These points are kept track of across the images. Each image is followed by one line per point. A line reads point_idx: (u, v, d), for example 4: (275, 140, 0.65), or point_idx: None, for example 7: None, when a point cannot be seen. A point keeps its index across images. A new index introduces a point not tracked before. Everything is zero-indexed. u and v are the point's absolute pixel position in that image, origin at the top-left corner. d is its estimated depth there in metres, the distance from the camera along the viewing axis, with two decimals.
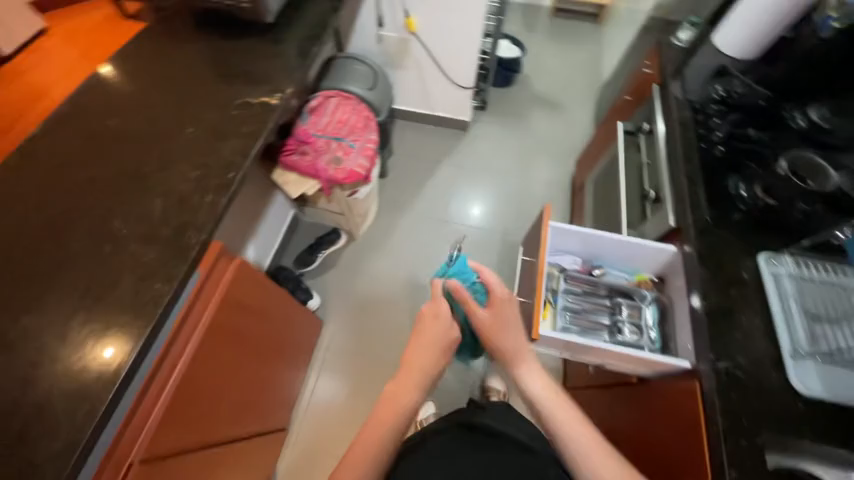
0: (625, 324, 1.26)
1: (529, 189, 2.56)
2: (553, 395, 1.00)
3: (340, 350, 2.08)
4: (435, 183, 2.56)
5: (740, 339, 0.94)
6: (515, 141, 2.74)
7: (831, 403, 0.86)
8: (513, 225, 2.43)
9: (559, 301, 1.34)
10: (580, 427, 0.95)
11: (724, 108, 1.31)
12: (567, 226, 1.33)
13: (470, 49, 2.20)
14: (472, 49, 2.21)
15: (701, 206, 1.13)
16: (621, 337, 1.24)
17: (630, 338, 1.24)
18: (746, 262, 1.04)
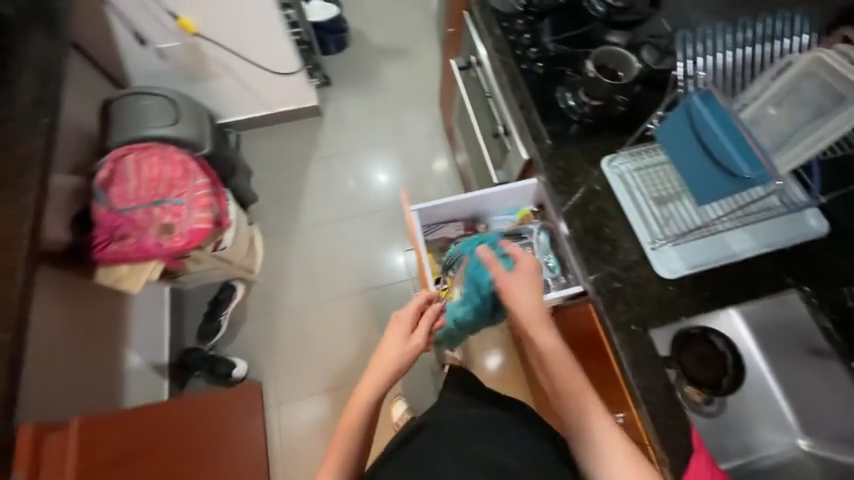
0: None
1: (408, 151, 2.42)
2: (567, 368, 0.88)
3: (290, 382, 1.95)
4: (313, 186, 2.34)
5: (609, 250, 0.98)
6: (375, 106, 2.54)
7: (692, 275, 0.94)
8: (407, 193, 2.32)
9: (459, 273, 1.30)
10: (580, 390, 0.86)
11: (532, 19, 1.24)
12: (433, 200, 1.26)
13: (272, 29, 1.89)
14: (275, 29, 1.90)
15: (541, 132, 1.11)
16: None
17: None
18: (593, 173, 1.06)
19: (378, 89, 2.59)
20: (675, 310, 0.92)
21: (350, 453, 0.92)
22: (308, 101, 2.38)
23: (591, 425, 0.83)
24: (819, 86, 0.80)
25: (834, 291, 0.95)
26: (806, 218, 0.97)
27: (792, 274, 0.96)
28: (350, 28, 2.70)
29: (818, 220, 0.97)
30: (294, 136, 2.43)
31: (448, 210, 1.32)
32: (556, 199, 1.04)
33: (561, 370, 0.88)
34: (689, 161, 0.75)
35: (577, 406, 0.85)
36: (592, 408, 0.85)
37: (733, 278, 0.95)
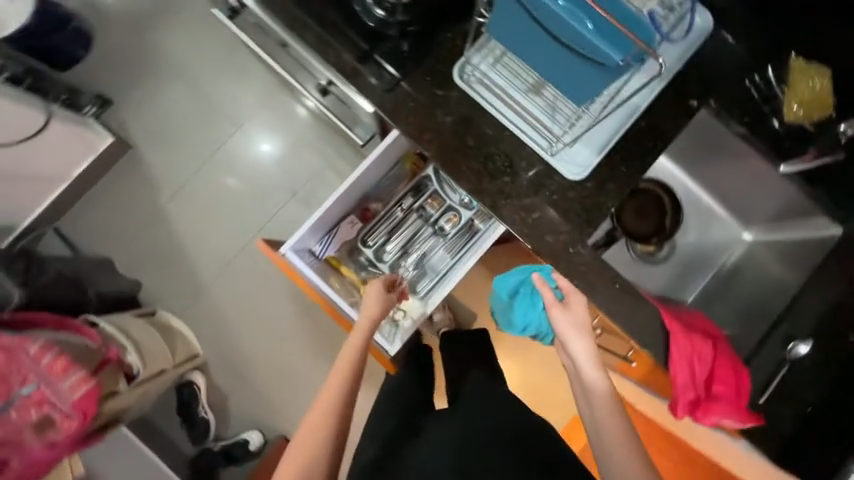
0: (441, 220, 1.13)
1: (257, 129, 1.93)
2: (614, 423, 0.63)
3: (300, 415, 1.86)
4: (187, 232, 1.92)
5: (510, 180, 0.80)
6: (185, 99, 1.95)
7: (603, 158, 0.81)
8: (289, 177, 1.91)
9: (385, 267, 1.12)
10: (624, 452, 0.61)
11: None
12: (306, 222, 0.99)
13: None
14: None
15: (364, 75, 0.82)
16: (450, 235, 1.12)
17: (455, 226, 1.12)
18: (451, 95, 0.82)
19: (171, 74, 1.95)
20: (601, 205, 0.81)
21: (328, 433, 0.71)
22: (101, 142, 1.83)
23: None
24: None
25: (735, 89, 0.85)
26: (688, 24, 0.82)
27: (694, 94, 0.84)
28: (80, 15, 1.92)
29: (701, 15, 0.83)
30: (125, 191, 1.94)
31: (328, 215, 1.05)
32: (426, 151, 0.81)
33: (604, 417, 0.64)
34: (544, 55, 0.66)
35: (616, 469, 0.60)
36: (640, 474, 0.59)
37: (641, 135, 0.82)
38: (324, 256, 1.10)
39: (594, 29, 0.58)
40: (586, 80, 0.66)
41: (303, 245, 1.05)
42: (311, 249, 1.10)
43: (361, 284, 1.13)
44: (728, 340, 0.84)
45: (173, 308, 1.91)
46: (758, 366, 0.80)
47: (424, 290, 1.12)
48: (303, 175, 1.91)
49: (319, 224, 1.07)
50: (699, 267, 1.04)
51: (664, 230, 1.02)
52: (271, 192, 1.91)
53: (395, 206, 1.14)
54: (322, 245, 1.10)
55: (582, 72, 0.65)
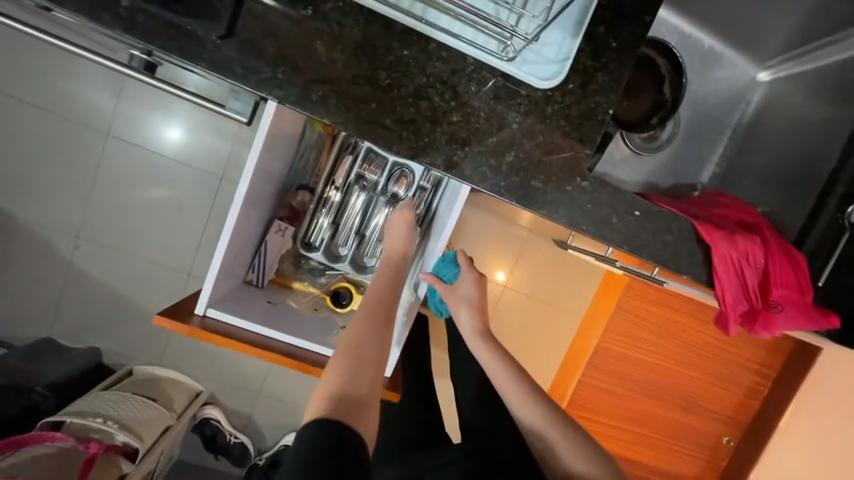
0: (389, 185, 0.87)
1: (130, 130, 1.49)
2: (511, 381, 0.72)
3: None
4: (117, 279, 1.61)
5: (459, 118, 0.54)
6: (15, 122, 1.46)
7: (576, 38, 0.54)
8: (199, 173, 1.53)
9: (345, 267, 0.88)
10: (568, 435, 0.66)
11: None
12: (214, 259, 0.72)
13: None
14: None
15: (176, 22, 0.49)
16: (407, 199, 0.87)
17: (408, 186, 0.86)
18: (325, 13, 0.51)
19: None
20: (594, 112, 0.56)
21: (371, 354, 0.61)
22: None
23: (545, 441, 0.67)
24: None
25: None
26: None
27: None
28: None
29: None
30: (19, 260, 1.57)
31: (243, 235, 0.78)
32: (326, 116, 0.52)
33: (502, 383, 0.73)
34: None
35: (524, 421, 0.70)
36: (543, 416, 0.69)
37: None
38: (264, 282, 0.86)
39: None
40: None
41: (228, 285, 0.80)
42: (245, 281, 0.85)
43: (326, 296, 0.90)
44: (770, 225, 0.69)
45: (149, 360, 1.69)
46: (815, 243, 0.65)
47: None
48: (215, 165, 1.53)
49: (238, 253, 0.80)
50: (711, 135, 0.85)
51: (664, 105, 0.81)
52: (191, 194, 1.55)
53: (326, 186, 0.87)
54: (257, 272, 0.85)
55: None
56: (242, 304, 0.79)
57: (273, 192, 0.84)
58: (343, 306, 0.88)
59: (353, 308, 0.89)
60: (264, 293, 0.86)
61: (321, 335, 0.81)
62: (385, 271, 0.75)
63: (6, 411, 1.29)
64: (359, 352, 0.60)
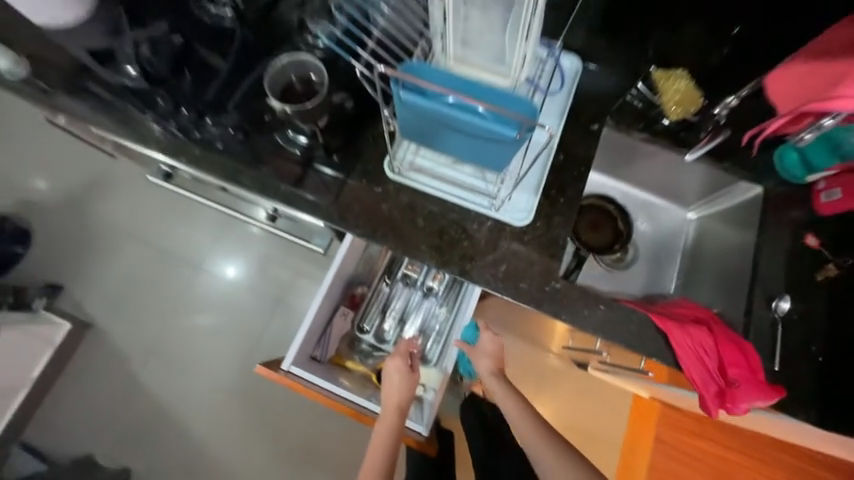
0: (427, 282, 1.09)
1: (215, 262, 1.92)
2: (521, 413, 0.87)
3: None
4: (171, 392, 1.80)
5: (470, 243, 0.84)
6: (135, 258, 1.92)
7: (539, 197, 0.87)
8: (262, 296, 1.88)
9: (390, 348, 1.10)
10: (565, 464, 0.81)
11: (168, 90, 0.90)
12: (299, 334, 0.98)
13: None
14: None
15: (300, 196, 0.86)
16: (440, 294, 1.09)
17: (442, 283, 1.08)
18: (389, 189, 0.87)
19: (116, 239, 1.92)
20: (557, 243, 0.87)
21: None
22: (55, 336, 1.73)
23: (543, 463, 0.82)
24: None
25: (621, 109, 0.94)
26: (555, 72, 0.87)
27: (594, 119, 0.93)
28: (9, 215, 1.90)
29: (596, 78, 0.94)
30: (92, 372, 1.80)
31: (315, 320, 1.01)
32: (385, 245, 0.85)
33: (513, 409, 0.88)
34: (449, 141, 0.68)
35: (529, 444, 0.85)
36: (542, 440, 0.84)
37: (565, 166, 0.90)
38: (326, 358, 1.07)
39: (482, 112, 0.59)
40: (498, 153, 0.67)
41: (304, 357, 1.01)
42: (312, 355, 1.06)
43: (372, 373, 1.10)
44: (719, 320, 0.87)
45: None
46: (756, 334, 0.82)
47: (435, 356, 1.08)
48: (276, 289, 1.89)
49: (313, 331, 1.02)
50: (665, 256, 1.12)
51: (621, 235, 1.10)
52: (252, 314, 1.87)
53: (380, 281, 1.11)
54: (322, 348, 1.07)
55: (491, 148, 0.66)
56: (313, 369, 1.00)
57: (341, 286, 1.08)
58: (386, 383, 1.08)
59: None
60: (328, 359, 1.08)
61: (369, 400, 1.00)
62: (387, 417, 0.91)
63: None
64: (379, 458, 0.87)
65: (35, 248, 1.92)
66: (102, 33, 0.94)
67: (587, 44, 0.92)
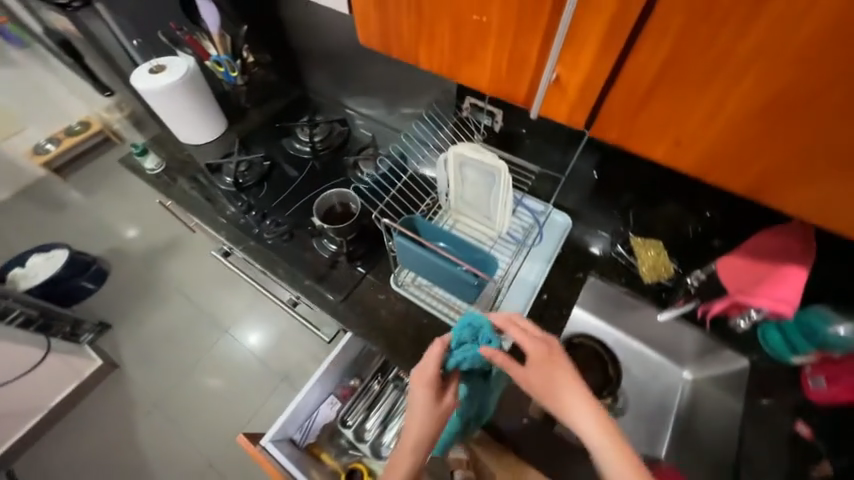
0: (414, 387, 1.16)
1: (240, 329, 2.10)
2: (590, 414, 0.55)
3: None
4: (156, 452, 1.82)
5: None
6: (177, 311, 2.16)
7: (518, 328, 0.96)
8: (270, 370, 1.98)
9: (367, 449, 1.11)
10: None
11: (248, 195, 1.22)
12: (286, 410, 1.04)
13: None
14: None
15: (317, 291, 1.03)
16: None
17: None
18: (390, 297, 1.02)
19: (169, 292, 2.21)
20: None
21: None
22: (86, 369, 1.90)
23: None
24: (476, 168, 0.80)
25: (606, 261, 1.07)
26: (541, 236, 1.03)
27: (579, 267, 1.07)
28: (98, 257, 2.30)
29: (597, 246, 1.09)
30: (97, 414, 1.88)
31: (304, 402, 1.08)
32: (375, 346, 0.96)
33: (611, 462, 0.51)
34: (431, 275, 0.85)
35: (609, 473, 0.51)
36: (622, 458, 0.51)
37: (548, 305, 1.00)
38: (304, 443, 1.08)
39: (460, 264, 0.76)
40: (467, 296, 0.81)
41: (284, 435, 1.04)
42: (291, 438, 1.08)
43: (341, 471, 1.06)
44: None
45: None
46: None
47: None
48: (284, 365, 1.99)
49: (299, 411, 1.08)
50: (655, 414, 1.10)
51: (610, 381, 1.07)
52: (255, 386, 1.95)
53: (373, 378, 1.19)
54: (302, 432, 1.10)
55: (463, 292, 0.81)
56: (287, 451, 1.01)
57: (336, 376, 1.15)
58: None
59: None
60: (304, 446, 1.09)
61: None
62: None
63: None
64: None
65: (105, 288, 2.25)
66: (221, 152, 1.33)
67: (576, 206, 1.12)
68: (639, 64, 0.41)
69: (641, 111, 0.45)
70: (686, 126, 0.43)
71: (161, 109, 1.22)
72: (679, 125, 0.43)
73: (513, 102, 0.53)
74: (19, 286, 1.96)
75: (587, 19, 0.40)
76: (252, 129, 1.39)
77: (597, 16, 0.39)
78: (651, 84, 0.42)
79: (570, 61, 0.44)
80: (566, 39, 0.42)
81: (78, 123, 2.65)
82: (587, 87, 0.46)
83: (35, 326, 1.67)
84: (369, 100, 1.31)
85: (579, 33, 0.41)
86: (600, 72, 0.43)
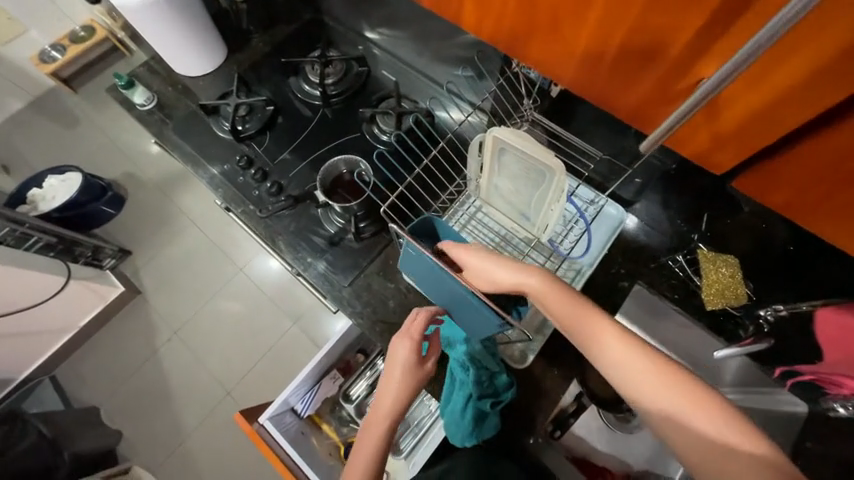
0: None
1: (255, 270, 2.08)
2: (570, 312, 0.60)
3: None
4: (177, 374, 1.95)
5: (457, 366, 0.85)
6: (192, 244, 2.15)
7: (538, 339, 0.85)
8: (282, 313, 2.01)
9: None
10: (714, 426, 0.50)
11: (249, 146, 1.07)
12: (288, 386, 0.99)
13: None
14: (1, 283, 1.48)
15: (320, 272, 0.92)
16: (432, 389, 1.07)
17: None
18: (399, 286, 0.90)
19: (185, 225, 2.18)
20: (542, 393, 0.86)
21: None
22: (109, 294, 1.97)
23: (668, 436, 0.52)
24: (518, 156, 0.61)
25: (657, 270, 0.90)
26: (586, 235, 0.84)
27: (624, 275, 0.90)
28: (114, 181, 2.24)
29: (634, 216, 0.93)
30: (125, 336, 2.02)
31: (307, 377, 1.03)
32: (379, 342, 0.87)
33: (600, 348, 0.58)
34: (439, 290, 0.75)
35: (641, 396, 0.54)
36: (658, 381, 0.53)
37: None
38: (305, 413, 1.08)
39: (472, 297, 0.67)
40: (474, 321, 0.73)
41: (285, 406, 1.02)
42: (292, 406, 1.07)
43: (341, 444, 1.09)
44: None
45: (147, 464, 1.83)
46: None
47: (407, 448, 1.06)
48: (296, 309, 2.01)
49: (300, 385, 1.03)
50: None
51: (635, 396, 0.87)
52: (268, 326, 1.99)
53: (377, 356, 1.14)
54: (304, 403, 1.07)
55: (471, 317, 0.73)
56: (286, 423, 1.01)
57: (340, 351, 1.10)
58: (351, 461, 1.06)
59: None
60: (305, 414, 1.08)
61: (330, 469, 0.99)
62: (381, 411, 0.70)
63: (39, 458, 1.44)
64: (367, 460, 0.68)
65: (123, 214, 2.24)
66: (220, 90, 1.14)
67: (634, 200, 0.91)
68: (843, 129, 0.36)
69: (811, 170, 0.41)
70: (848, 202, 0.40)
71: (146, 32, 1.02)
72: (846, 197, 0.40)
73: (625, 119, 0.48)
74: (40, 208, 1.96)
75: (778, 67, 0.35)
76: (255, 61, 1.16)
77: (797, 66, 0.34)
78: (842, 151, 0.37)
79: (727, 101, 0.40)
80: (737, 81, 0.37)
81: (83, 28, 2.34)
82: (741, 131, 0.42)
83: (52, 251, 1.68)
84: (398, 34, 1.04)
85: (757, 79, 0.37)
86: (765, 123, 0.39)
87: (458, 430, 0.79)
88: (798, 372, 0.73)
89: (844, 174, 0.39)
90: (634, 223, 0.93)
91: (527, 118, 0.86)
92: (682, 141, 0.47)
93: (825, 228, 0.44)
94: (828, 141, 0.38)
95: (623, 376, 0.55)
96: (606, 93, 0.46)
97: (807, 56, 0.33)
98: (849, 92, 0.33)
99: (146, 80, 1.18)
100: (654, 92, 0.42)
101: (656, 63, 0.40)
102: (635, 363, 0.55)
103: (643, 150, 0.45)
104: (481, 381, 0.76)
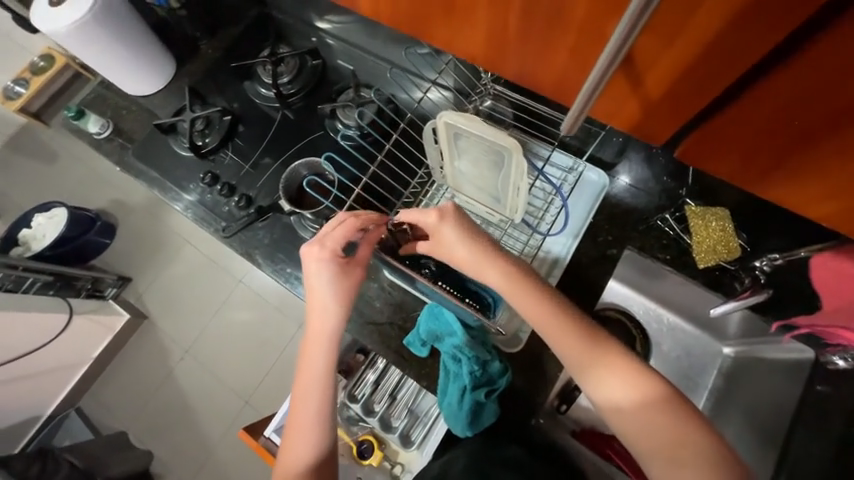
0: None
1: (254, 281, 2.08)
2: (536, 305, 0.61)
3: None
4: (195, 390, 2.00)
5: None
6: (189, 262, 2.15)
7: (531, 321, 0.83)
8: (287, 320, 2.01)
9: (375, 424, 1.09)
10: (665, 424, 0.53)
11: (212, 161, 1.03)
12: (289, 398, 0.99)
13: None
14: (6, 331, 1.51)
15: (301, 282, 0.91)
16: None
17: None
18: (383, 284, 0.88)
19: (180, 244, 2.18)
20: (540, 374, 0.84)
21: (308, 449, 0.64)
22: (116, 323, 2.00)
23: (645, 450, 0.52)
24: (474, 139, 0.57)
25: (648, 231, 0.85)
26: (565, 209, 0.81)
27: (612, 242, 0.85)
28: (102, 212, 2.23)
29: (624, 175, 0.87)
30: (138, 360, 2.05)
31: None
32: (369, 343, 0.85)
33: (563, 341, 0.59)
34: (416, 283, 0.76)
35: (624, 412, 0.55)
36: (638, 397, 0.55)
37: (567, 292, 0.85)
38: None
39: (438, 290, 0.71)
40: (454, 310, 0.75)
41: None
42: None
43: (353, 443, 1.11)
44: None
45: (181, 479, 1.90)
46: None
47: (418, 438, 1.07)
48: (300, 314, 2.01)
49: None
50: None
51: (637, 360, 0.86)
52: (275, 333, 2.00)
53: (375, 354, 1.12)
54: None
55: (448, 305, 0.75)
56: None
57: None
58: (365, 458, 1.08)
59: (372, 461, 1.08)
60: None
61: None
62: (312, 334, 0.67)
63: None
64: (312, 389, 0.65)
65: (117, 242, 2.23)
66: (175, 106, 1.09)
67: (616, 162, 0.86)
68: (781, 78, 0.34)
69: (756, 131, 0.39)
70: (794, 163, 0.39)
71: (86, 58, 0.97)
72: (790, 158, 0.39)
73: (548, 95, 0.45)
74: (33, 248, 1.96)
75: (686, 24, 0.32)
76: (206, 69, 1.10)
77: (708, 14, 0.31)
78: (786, 108, 0.35)
79: (645, 65, 0.37)
80: (651, 39, 0.34)
81: (41, 57, 2.23)
82: (668, 94, 0.39)
83: (51, 290, 1.75)
84: (348, 19, 0.98)
85: (676, 32, 0.33)
86: (694, 76, 0.37)
87: (456, 419, 0.78)
88: (795, 325, 0.71)
89: (789, 134, 0.37)
90: (623, 186, 0.87)
91: (488, 92, 0.82)
92: (611, 112, 0.45)
93: (774, 192, 0.42)
94: (765, 96, 0.36)
95: (584, 367, 0.58)
96: (522, 69, 0.43)
97: (716, 2, 0.29)
98: (779, 34, 0.30)
99: (101, 107, 1.14)
100: (566, 65, 0.39)
101: (559, 34, 0.36)
102: (597, 356, 0.58)
103: (565, 128, 0.42)
104: (476, 370, 0.75)
